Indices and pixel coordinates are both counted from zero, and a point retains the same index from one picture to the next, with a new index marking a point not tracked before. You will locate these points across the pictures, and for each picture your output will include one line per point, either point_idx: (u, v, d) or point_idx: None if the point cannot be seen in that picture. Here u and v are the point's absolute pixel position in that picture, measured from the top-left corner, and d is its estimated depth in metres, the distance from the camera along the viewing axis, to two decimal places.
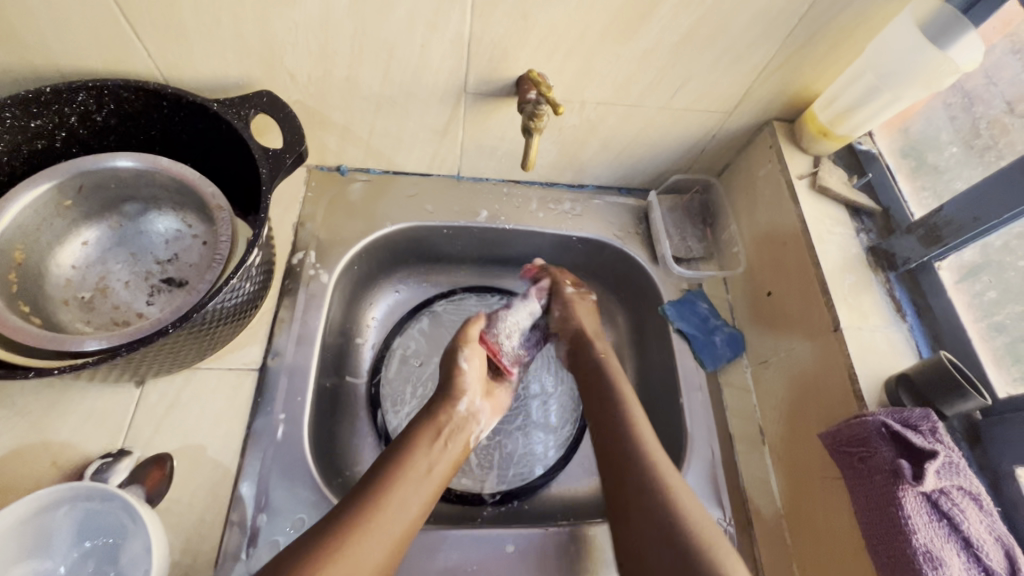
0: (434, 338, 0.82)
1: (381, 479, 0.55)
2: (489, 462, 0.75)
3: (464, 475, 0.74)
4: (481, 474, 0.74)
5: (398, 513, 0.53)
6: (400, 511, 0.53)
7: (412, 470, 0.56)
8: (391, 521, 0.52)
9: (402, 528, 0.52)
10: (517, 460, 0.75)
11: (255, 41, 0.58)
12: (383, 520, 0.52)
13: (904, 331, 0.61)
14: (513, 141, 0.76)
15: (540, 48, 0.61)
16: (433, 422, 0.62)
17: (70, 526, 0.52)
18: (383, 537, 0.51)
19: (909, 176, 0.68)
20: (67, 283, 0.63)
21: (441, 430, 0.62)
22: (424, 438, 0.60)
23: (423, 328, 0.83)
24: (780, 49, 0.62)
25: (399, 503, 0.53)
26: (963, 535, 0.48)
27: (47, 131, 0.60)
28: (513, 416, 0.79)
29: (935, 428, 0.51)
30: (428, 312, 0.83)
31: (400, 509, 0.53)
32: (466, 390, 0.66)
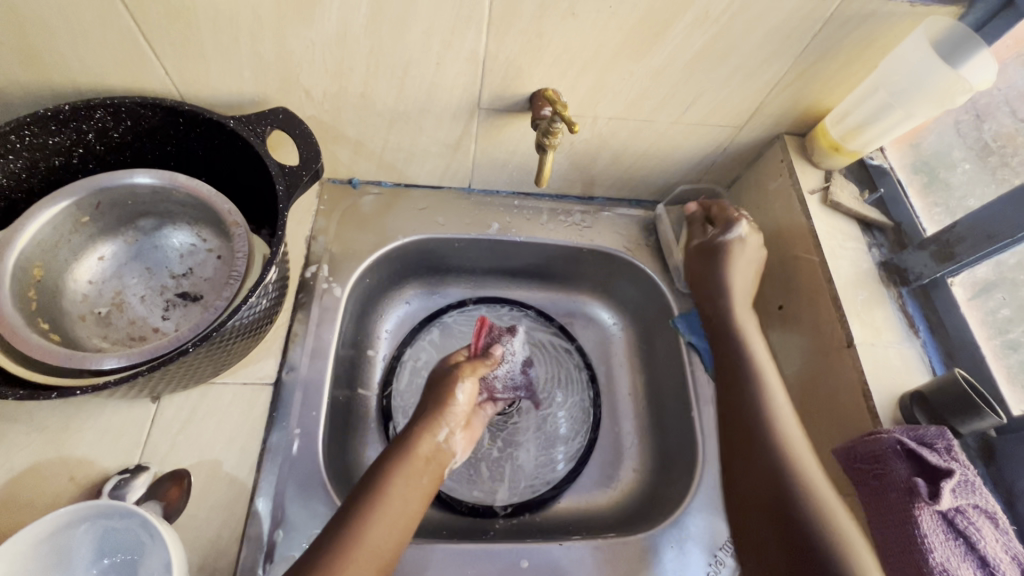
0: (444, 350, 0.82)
1: (353, 523, 0.51)
2: (501, 474, 0.75)
3: (474, 487, 0.74)
4: (492, 486, 0.74)
5: (365, 563, 0.50)
6: (371, 557, 0.50)
7: (386, 512, 0.53)
8: (359, 572, 0.49)
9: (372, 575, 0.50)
10: (528, 473, 0.76)
11: (272, 59, 0.59)
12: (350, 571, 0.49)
13: (917, 347, 0.61)
14: (524, 155, 0.76)
15: (554, 66, 0.62)
16: (409, 453, 0.58)
17: (90, 543, 0.52)
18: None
19: (920, 191, 0.68)
20: (84, 299, 0.63)
21: (418, 464, 0.58)
22: (401, 472, 0.56)
23: (433, 341, 0.83)
24: (793, 66, 0.62)
25: (370, 550, 0.50)
26: (980, 554, 0.48)
27: (64, 148, 0.61)
28: (524, 428, 0.79)
29: (950, 447, 0.51)
30: (438, 324, 0.84)
31: (368, 558, 0.50)
32: (449, 419, 0.62)
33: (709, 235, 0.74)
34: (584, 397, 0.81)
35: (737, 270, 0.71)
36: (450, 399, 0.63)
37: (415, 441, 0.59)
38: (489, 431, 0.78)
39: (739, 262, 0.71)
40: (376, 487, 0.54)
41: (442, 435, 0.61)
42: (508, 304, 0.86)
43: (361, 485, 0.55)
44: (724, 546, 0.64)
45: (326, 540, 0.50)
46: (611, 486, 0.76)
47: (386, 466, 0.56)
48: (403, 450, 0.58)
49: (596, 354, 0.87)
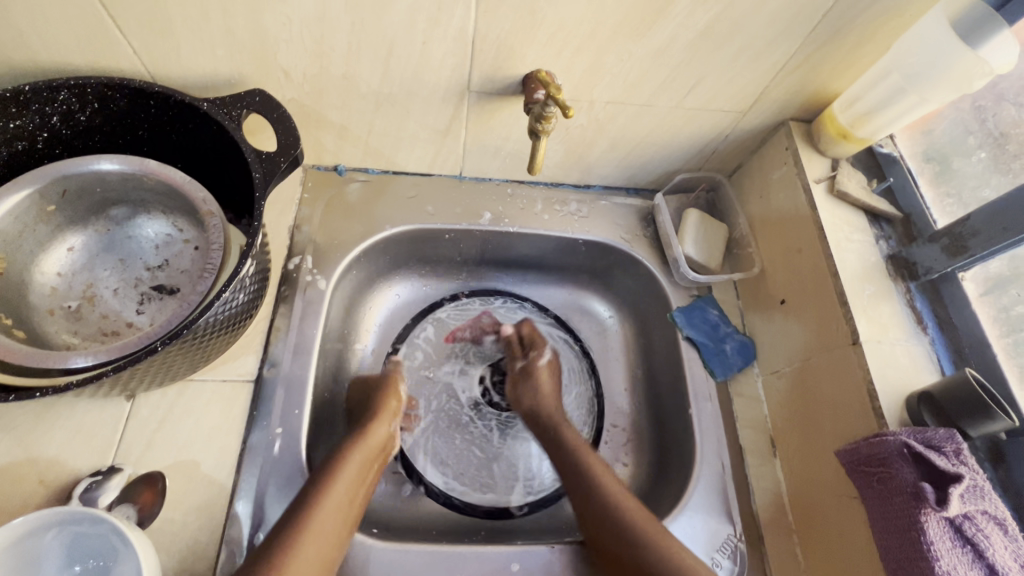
0: (441, 348, 0.81)
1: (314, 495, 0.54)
2: (513, 474, 0.73)
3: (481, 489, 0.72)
4: (505, 487, 0.72)
5: (323, 536, 0.52)
6: (322, 536, 0.52)
7: (344, 488, 0.56)
8: (310, 548, 0.50)
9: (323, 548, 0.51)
10: (541, 469, 0.74)
11: (247, 37, 0.55)
12: (308, 542, 0.50)
13: (925, 344, 0.58)
14: (517, 141, 0.73)
15: (549, 45, 0.58)
16: (363, 437, 0.62)
17: (59, 549, 0.50)
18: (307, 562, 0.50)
19: (931, 181, 0.65)
20: (53, 292, 0.60)
21: (371, 447, 0.62)
22: (358, 453, 0.60)
23: (428, 342, 0.81)
24: (801, 47, 0.59)
25: (323, 523, 0.52)
26: (988, 563, 0.46)
27: (28, 132, 0.57)
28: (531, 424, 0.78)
29: (960, 450, 0.49)
30: (428, 321, 0.82)
31: (323, 532, 0.52)
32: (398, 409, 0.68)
33: (528, 359, 0.76)
34: (587, 388, 0.80)
35: (546, 391, 0.73)
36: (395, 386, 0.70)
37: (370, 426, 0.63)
38: (498, 429, 0.77)
39: (546, 390, 0.73)
40: (335, 466, 0.57)
41: (392, 425, 0.66)
42: (500, 296, 0.85)
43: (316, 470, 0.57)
44: (720, 547, 0.63)
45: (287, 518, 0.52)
46: None
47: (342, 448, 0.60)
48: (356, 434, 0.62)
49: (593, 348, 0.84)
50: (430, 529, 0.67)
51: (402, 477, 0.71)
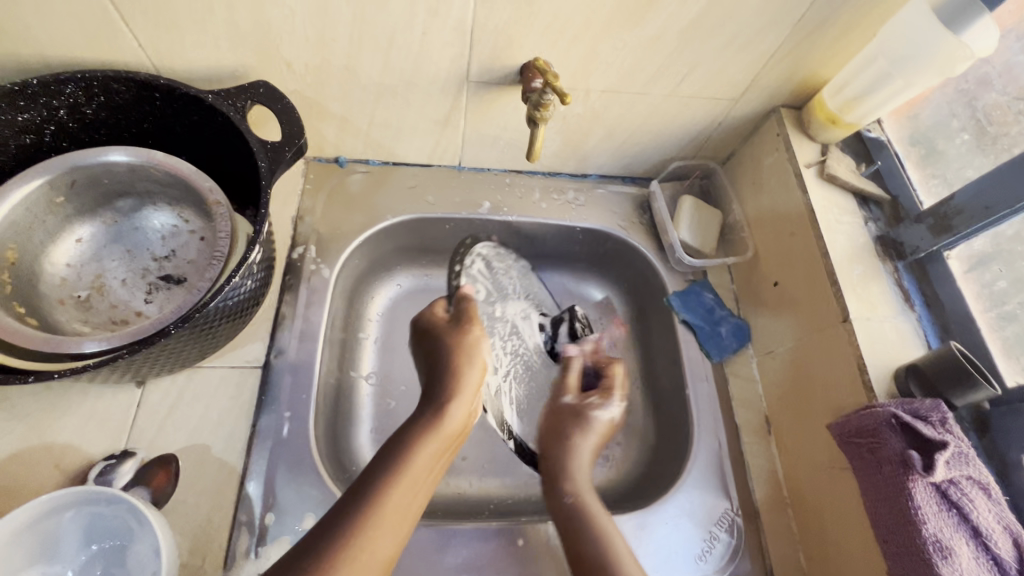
0: (497, 283, 0.80)
1: (385, 483, 0.51)
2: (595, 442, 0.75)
3: (486, 472, 0.74)
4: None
5: (390, 528, 0.49)
6: (391, 530, 0.49)
7: (417, 475, 0.54)
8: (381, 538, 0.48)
9: (391, 545, 0.49)
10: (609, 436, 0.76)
11: (251, 29, 0.56)
12: (374, 533, 0.48)
13: (912, 321, 0.60)
14: (515, 130, 0.74)
15: (546, 35, 0.59)
16: (439, 419, 0.59)
17: (77, 530, 0.51)
18: (372, 553, 0.47)
19: (918, 164, 0.67)
20: (62, 282, 0.61)
21: (449, 431, 0.59)
22: (433, 438, 0.57)
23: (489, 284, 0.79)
24: (791, 34, 0.61)
25: (393, 516, 0.50)
26: (972, 525, 0.48)
27: (35, 125, 0.58)
28: None
29: (945, 419, 0.51)
30: (478, 256, 0.79)
31: (392, 525, 0.49)
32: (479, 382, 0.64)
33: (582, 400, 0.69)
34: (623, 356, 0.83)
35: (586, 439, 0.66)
36: (477, 346, 0.66)
37: (448, 407, 0.60)
38: None
39: (583, 446, 0.65)
40: (408, 452, 0.55)
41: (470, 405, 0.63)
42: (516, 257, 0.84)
43: (389, 450, 0.56)
44: (718, 521, 0.65)
45: (348, 503, 0.50)
46: (606, 464, 0.75)
47: (416, 431, 0.57)
48: (433, 415, 0.59)
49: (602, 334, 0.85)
50: (438, 511, 0.69)
51: None
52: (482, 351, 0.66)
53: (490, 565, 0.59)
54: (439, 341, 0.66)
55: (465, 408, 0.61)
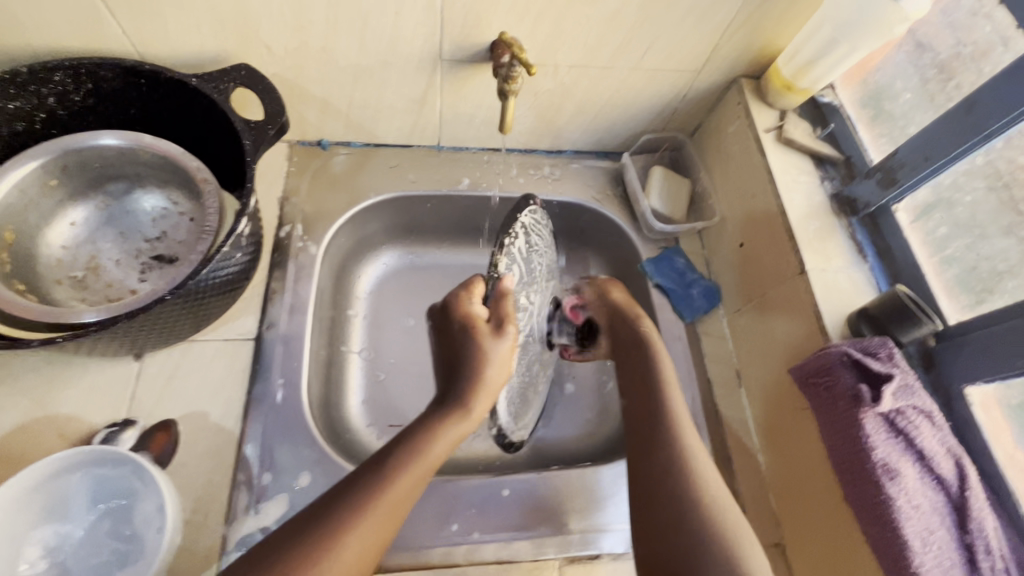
0: (529, 259, 0.67)
1: (389, 471, 0.51)
2: (558, 420, 0.80)
3: (475, 437, 0.77)
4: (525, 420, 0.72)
5: (388, 516, 0.49)
6: (390, 512, 0.50)
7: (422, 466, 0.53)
8: (377, 520, 0.49)
9: (385, 529, 0.49)
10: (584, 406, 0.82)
11: (230, 14, 0.59)
12: (372, 523, 0.48)
13: (865, 270, 0.65)
14: (490, 107, 0.77)
15: (512, 12, 0.62)
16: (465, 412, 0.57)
17: (84, 490, 0.54)
18: (371, 534, 0.48)
19: (869, 125, 0.71)
20: (58, 263, 0.64)
21: (470, 424, 0.58)
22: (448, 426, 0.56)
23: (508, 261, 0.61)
24: (744, 5, 0.64)
25: (393, 501, 0.50)
26: (917, 449, 0.53)
27: (26, 113, 0.61)
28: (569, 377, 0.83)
29: (892, 354, 0.55)
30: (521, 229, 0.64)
31: (392, 512, 0.50)
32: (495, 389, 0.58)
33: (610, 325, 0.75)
34: None
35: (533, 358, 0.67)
36: (493, 356, 0.58)
37: (472, 401, 0.57)
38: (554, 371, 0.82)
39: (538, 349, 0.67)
40: (420, 444, 0.54)
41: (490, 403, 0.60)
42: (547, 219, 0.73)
43: (406, 437, 0.55)
44: None
45: (348, 485, 0.50)
46: (586, 425, 0.80)
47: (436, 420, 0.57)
48: (458, 407, 0.58)
49: None
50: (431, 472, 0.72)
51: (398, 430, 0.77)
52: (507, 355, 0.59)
53: (480, 514, 0.63)
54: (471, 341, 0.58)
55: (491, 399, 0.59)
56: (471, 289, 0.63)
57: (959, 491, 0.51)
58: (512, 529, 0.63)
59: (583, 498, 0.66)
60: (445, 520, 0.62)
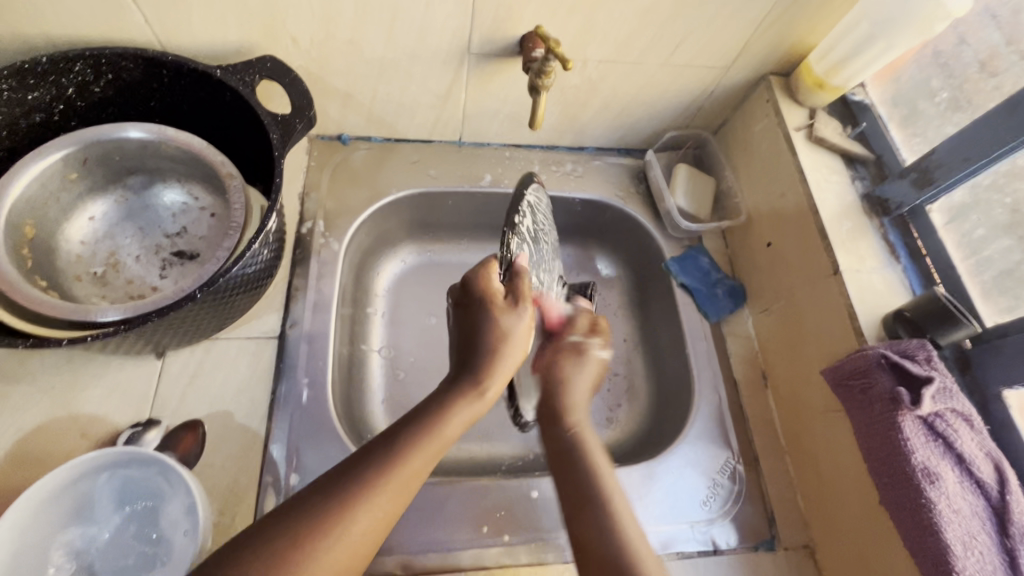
0: (535, 241, 0.65)
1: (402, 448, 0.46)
2: None
3: (499, 437, 0.76)
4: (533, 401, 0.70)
5: (402, 493, 0.45)
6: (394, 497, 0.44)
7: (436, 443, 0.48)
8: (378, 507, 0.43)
9: (387, 515, 0.44)
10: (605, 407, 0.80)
11: (257, 4, 0.58)
12: (383, 499, 0.43)
13: (898, 271, 0.64)
14: (514, 103, 0.76)
15: (544, 5, 0.61)
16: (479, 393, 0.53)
17: (110, 492, 0.53)
18: (373, 522, 0.43)
19: (900, 125, 0.70)
20: (78, 258, 0.62)
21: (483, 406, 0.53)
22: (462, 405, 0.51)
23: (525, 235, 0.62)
24: (779, 1, 0.63)
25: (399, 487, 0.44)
26: (957, 453, 0.52)
27: (45, 104, 0.59)
28: None
29: (931, 357, 0.54)
30: (525, 209, 0.63)
31: (398, 496, 0.44)
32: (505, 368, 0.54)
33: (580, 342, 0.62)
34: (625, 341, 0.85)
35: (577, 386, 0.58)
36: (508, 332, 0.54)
37: (488, 380, 0.53)
38: None
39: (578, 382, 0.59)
40: (435, 421, 0.49)
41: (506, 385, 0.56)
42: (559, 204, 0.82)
43: (417, 414, 0.50)
44: (721, 470, 0.68)
45: (356, 461, 0.45)
46: (609, 427, 0.78)
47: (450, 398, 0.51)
48: (472, 386, 0.53)
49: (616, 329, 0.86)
50: (454, 473, 0.71)
51: None
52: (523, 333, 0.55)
53: (508, 515, 0.63)
54: (487, 316, 0.54)
55: (506, 380, 0.54)
56: (489, 266, 0.58)
57: (999, 495, 0.51)
58: (541, 532, 0.62)
59: None
60: (474, 521, 0.62)
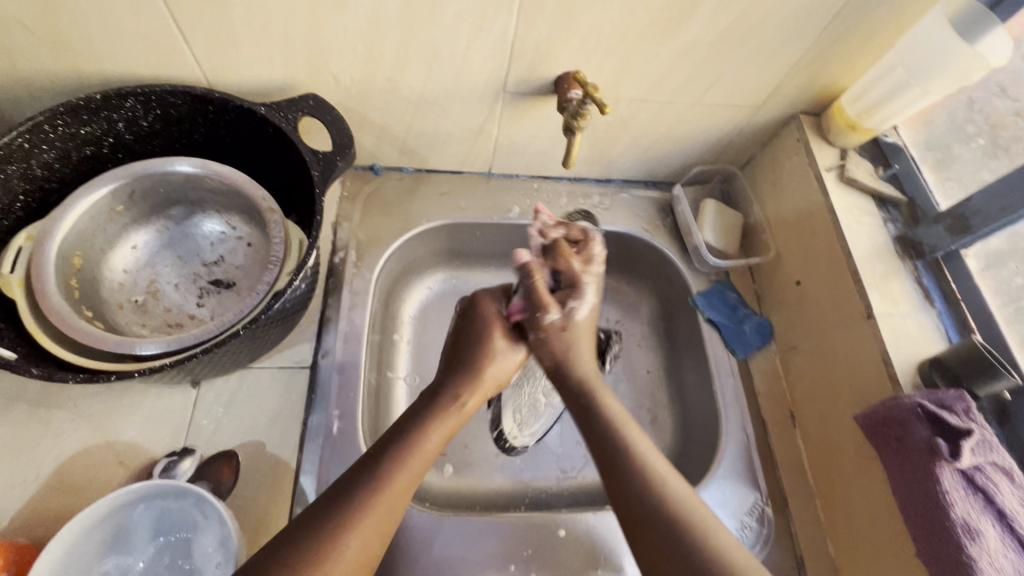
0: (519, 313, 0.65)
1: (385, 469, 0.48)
2: None
3: (522, 470, 0.76)
4: (529, 429, 0.74)
5: (390, 512, 0.47)
6: (383, 512, 0.46)
7: (417, 463, 0.50)
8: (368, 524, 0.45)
9: (377, 529, 0.46)
10: None
11: (304, 45, 0.59)
12: (372, 522, 0.45)
13: (933, 317, 0.64)
14: (545, 137, 0.77)
15: (581, 48, 0.62)
16: (457, 407, 0.56)
17: (146, 522, 0.54)
18: (366, 539, 0.45)
19: (933, 168, 0.71)
20: (121, 286, 0.64)
21: (460, 418, 0.56)
22: (439, 420, 0.53)
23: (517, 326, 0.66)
24: (813, 45, 0.64)
25: (387, 502, 0.47)
26: (997, 508, 0.51)
27: (96, 137, 0.61)
28: None
29: (969, 409, 0.54)
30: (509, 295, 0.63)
31: (388, 511, 0.47)
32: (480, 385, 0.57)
33: (564, 312, 0.59)
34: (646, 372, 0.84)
35: (580, 348, 0.59)
36: (491, 350, 0.59)
37: (466, 396, 0.56)
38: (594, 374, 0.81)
39: (579, 352, 0.59)
40: (412, 441, 0.51)
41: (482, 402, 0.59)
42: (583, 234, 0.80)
43: (395, 433, 0.52)
44: (749, 511, 0.67)
45: (349, 485, 0.47)
46: None
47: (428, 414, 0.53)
48: (450, 400, 0.55)
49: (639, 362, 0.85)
50: (475, 508, 0.71)
51: (443, 459, 0.75)
52: (505, 354, 0.60)
53: (534, 553, 0.62)
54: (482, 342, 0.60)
55: (482, 396, 0.58)
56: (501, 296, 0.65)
57: None
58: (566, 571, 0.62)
59: None
60: (501, 560, 0.61)
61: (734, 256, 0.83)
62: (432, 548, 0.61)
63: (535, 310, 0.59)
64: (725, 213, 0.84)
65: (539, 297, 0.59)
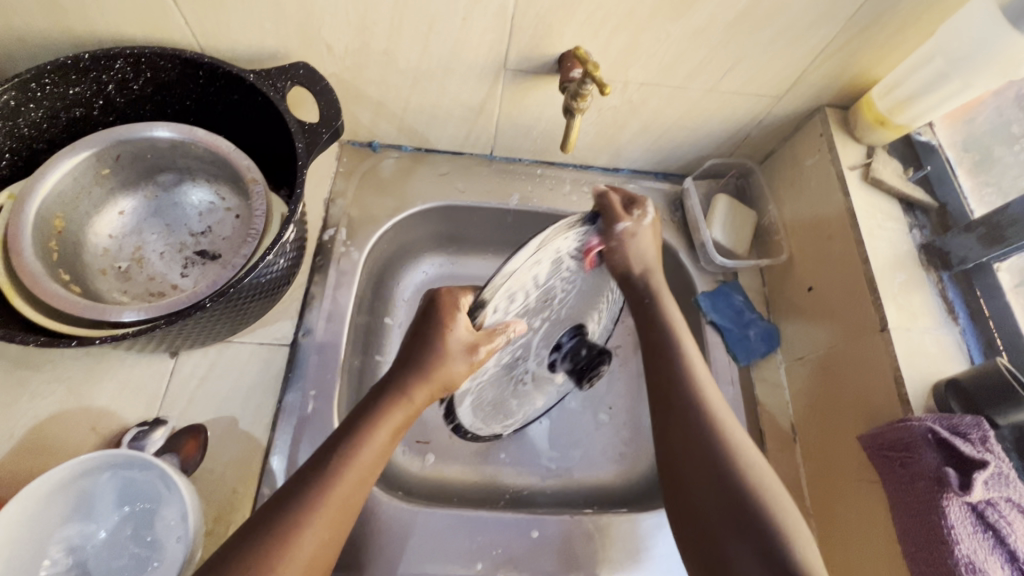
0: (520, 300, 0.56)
1: (333, 465, 0.46)
2: (589, 455, 0.75)
3: (505, 464, 0.74)
4: (502, 423, 0.71)
5: (341, 512, 0.45)
6: (332, 514, 0.44)
7: (365, 462, 0.47)
8: (314, 528, 0.43)
9: (325, 532, 0.44)
10: (619, 441, 0.77)
11: (294, 11, 0.57)
12: (324, 522, 0.44)
13: (956, 335, 0.59)
14: (549, 120, 0.73)
15: (587, 24, 0.58)
16: (405, 401, 0.51)
17: (111, 490, 0.53)
18: (317, 541, 0.43)
19: (970, 170, 0.66)
20: (105, 252, 0.63)
21: (409, 413, 0.51)
22: (387, 417, 0.49)
23: (511, 310, 0.56)
24: (844, 30, 0.58)
25: (335, 503, 0.45)
26: (1009, 549, 0.46)
27: (85, 99, 0.60)
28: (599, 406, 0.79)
29: (986, 438, 0.49)
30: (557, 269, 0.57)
31: (343, 510, 0.45)
32: (428, 380, 0.51)
33: (635, 221, 0.62)
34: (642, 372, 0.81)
35: (648, 260, 0.63)
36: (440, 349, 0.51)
37: (413, 390, 0.51)
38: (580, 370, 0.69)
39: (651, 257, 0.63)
40: (360, 436, 0.48)
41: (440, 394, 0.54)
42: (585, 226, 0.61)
43: (346, 427, 0.49)
44: None
45: (302, 480, 0.45)
46: (621, 462, 0.75)
47: (375, 409, 0.50)
48: (399, 396, 0.51)
49: (635, 362, 0.82)
50: (450, 500, 0.69)
51: (425, 447, 0.73)
52: (451, 356, 0.51)
53: (505, 553, 0.60)
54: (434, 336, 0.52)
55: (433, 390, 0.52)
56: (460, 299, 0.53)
57: None
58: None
59: (617, 550, 0.62)
60: (470, 557, 0.59)
61: (744, 256, 0.78)
62: (399, 537, 0.59)
63: (610, 220, 0.61)
64: (738, 210, 0.79)
65: (613, 211, 0.61)
